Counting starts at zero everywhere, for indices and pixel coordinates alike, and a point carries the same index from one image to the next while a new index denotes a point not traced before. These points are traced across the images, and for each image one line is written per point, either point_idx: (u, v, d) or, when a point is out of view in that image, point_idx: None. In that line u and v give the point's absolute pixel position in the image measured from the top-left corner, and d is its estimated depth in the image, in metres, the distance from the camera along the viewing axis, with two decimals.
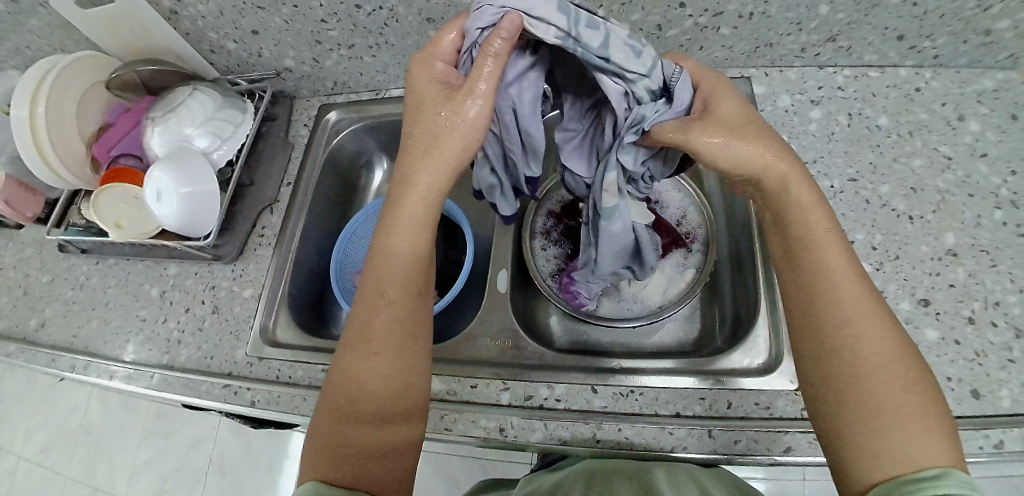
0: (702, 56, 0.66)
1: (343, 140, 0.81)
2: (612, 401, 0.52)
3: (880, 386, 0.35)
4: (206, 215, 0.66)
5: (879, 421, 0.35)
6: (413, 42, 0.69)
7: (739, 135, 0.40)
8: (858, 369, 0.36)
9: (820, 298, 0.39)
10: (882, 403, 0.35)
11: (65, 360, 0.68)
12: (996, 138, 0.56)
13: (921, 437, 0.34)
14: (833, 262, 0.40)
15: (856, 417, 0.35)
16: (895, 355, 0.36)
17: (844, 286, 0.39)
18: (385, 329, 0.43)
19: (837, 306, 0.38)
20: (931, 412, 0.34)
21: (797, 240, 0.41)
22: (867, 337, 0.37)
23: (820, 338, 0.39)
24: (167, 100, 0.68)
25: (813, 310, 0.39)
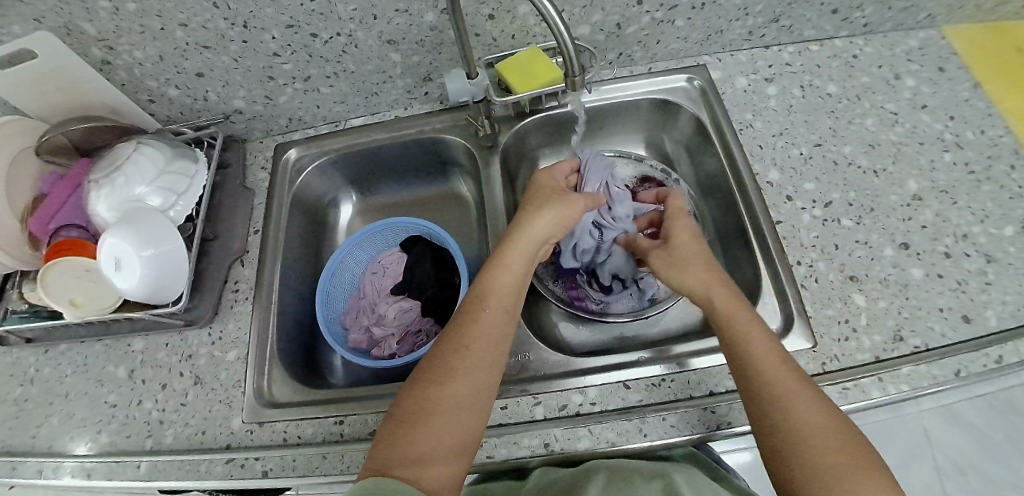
0: (659, 50, 0.69)
1: (308, 178, 0.76)
2: (646, 394, 0.51)
3: (821, 448, 0.39)
4: (173, 278, 0.59)
5: (831, 482, 0.37)
6: (374, 67, 0.67)
7: (679, 267, 0.53)
8: (799, 437, 0.40)
9: (749, 369, 0.44)
10: (825, 471, 0.38)
11: (28, 465, 0.59)
12: (930, 90, 0.63)
13: (868, 493, 0.36)
14: (754, 345, 0.45)
15: (805, 486, 0.38)
16: (826, 417, 0.41)
17: (767, 363, 0.44)
18: (475, 348, 0.46)
19: (770, 381, 0.43)
20: (873, 477, 0.37)
21: (729, 334, 0.47)
22: (797, 407, 0.41)
23: (761, 402, 0.42)
24: (108, 158, 0.61)
25: (748, 379, 0.44)
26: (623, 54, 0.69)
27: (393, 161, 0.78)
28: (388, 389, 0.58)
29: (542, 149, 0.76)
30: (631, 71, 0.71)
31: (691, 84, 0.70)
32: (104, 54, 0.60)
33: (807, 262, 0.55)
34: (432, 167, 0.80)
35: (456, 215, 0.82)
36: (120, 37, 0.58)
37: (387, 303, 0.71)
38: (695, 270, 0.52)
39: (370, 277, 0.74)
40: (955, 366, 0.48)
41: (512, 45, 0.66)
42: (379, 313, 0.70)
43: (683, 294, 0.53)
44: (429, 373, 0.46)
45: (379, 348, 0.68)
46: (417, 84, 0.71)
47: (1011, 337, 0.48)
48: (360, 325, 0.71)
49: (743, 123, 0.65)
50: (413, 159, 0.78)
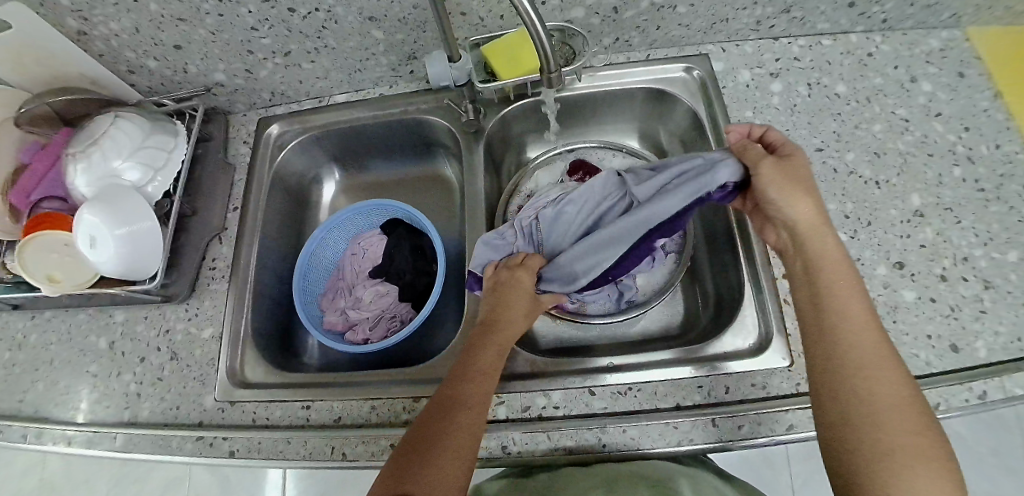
0: (659, 36, 0.65)
1: (289, 156, 0.75)
2: (610, 402, 0.50)
3: (895, 422, 0.36)
4: (150, 255, 0.60)
5: (896, 457, 0.35)
6: (355, 44, 0.64)
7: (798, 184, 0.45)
8: (882, 415, 0.37)
9: (835, 329, 0.41)
10: (899, 448, 0.35)
11: (12, 430, 0.61)
12: (947, 97, 0.60)
13: (933, 479, 0.34)
14: (849, 304, 0.42)
15: (878, 461, 0.35)
16: (904, 396, 0.38)
17: (861, 326, 0.41)
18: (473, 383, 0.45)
19: (851, 351, 0.40)
20: (943, 464, 0.35)
21: (823, 288, 0.43)
22: (883, 379, 0.38)
23: (834, 364, 0.40)
24: (85, 132, 0.61)
25: (829, 342, 0.41)
26: (619, 40, 0.65)
27: (376, 140, 0.76)
28: (356, 377, 0.58)
29: (531, 135, 0.73)
30: (627, 57, 0.67)
31: (690, 75, 0.66)
32: (79, 25, 0.59)
33: None
34: (417, 148, 0.78)
35: (441, 199, 0.80)
36: (94, 8, 0.57)
37: (364, 286, 0.71)
38: (811, 200, 0.45)
39: (349, 259, 0.74)
40: (937, 399, 0.46)
41: (499, 26, 0.62)
42: (357, 296, 0.70)
43: (780, 219, 0.46)
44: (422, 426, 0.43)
45: (353, 332, 0.68)
46: (401, 62, 0.68)
47: (999, 372, 0.46)
48: (337, 307, 0.71)
49: (741, 121, 0.62)
50: (398, 139, 0.76)
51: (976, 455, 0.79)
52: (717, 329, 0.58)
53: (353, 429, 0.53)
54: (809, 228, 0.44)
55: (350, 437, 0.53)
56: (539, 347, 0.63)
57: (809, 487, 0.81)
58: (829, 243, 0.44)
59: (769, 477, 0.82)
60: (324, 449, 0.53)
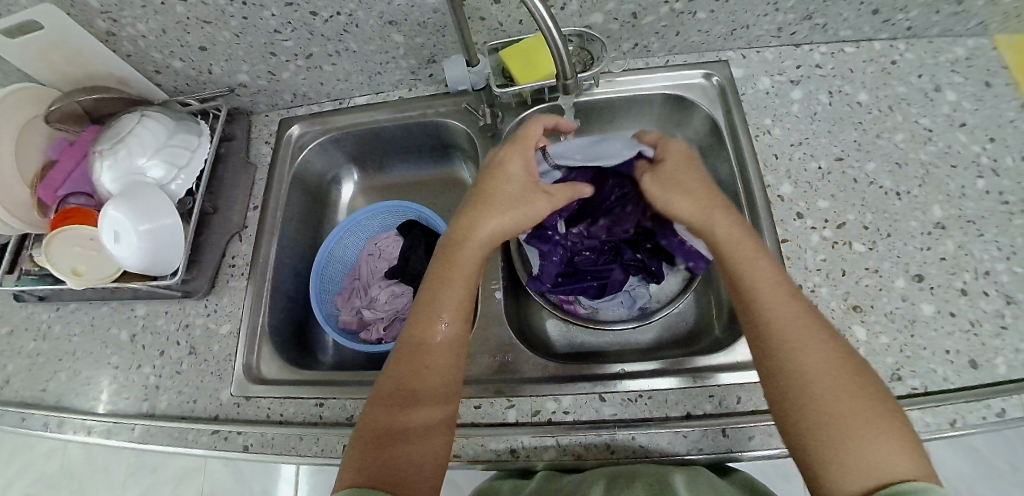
0: (678, 42, 0.65)
1: (310, 156, 0.76)
2: (621, 408, 0.50)
3: (830, 395, 0.37)
4: (172, 250, 0.61)
5: (843, 434, 0.35)
6: (375, 47, 0.65)
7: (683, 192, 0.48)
8: (811, 389, 0.37)
9: (764, 316, 0.41)
10: (840, 419, 0.36)
11: (36, 418, 0.63)
12: (972, 107, 0.59)
13: (889, 449, 0.34)
14: (766, 282, 0.43)
15: (819, 437, 0.36)
16: (838, 364, 0.38)
17: (777, 302, 0.41)
18: (430, 370, 0.46)
19: (777, 331, 0.40)
20: (898, 435, 0.35)
21: (738, 274, 0.44)
22: (813, 355, 0.38)
23: (775, 355, 0.40)
24: (113, 130, 0.62)
25: (767, 328, 0.41)
26: (638, 45, 0.65)
27: (394, 142, 0.77)
28: (369, 376, 0.59)
29: None
30: (646, 63, 0.67)
31: (709, 81, 0.65)
32: (109, 26, 0.61)
33: (810, 286, 0.53)
34: (434, 150, 0.79)
35: (457, 201, 0.80)
36: (123, 10, 0.58)
37: (379, 286, 0.71)
38: (725, 213, 0.46)
39: (365, 259, 0.75)
40: (953, 416, 0.45)
41: (519, 30, 0.62)
42: (371, 296, 0.71)
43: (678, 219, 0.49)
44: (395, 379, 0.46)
45: (367, 331, 0.69)
46: (420, 66, 0.69)
47: (1019, 389, 0.45)
48: (352, 306, 0.72)
49: (760, 129, 0.61)
50: (416, 141, 0.77)
51: (995, 473, 0.78)
52: (731, 338, 0.58)
53: None
54: (703, 222, 0.46)
55: None
56: (551, 351, 0.64)
57: None
58: (722, 225, 0.45)
59: (782, 487, 0.81)
60: (336, 446, 0.54)
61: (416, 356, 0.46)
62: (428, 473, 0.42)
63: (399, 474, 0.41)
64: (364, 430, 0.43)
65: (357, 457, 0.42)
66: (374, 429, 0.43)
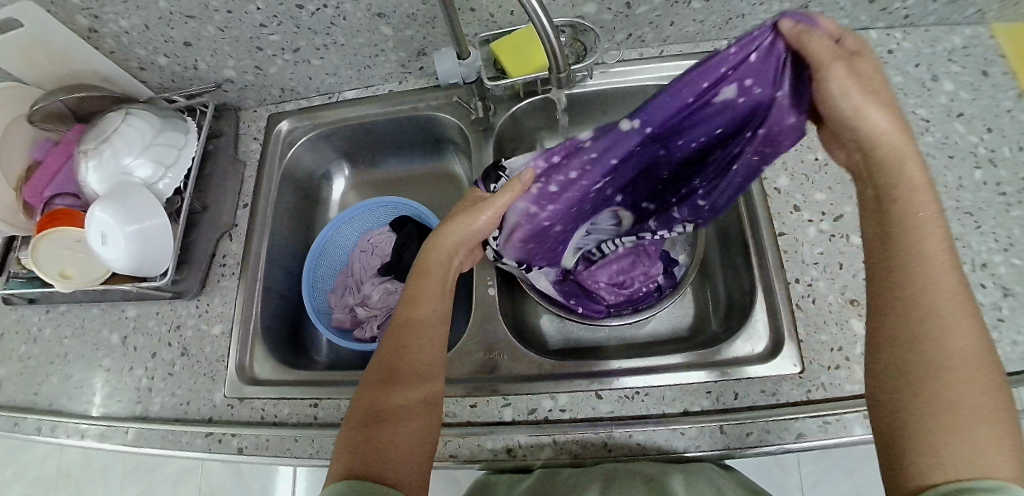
0: (672, 33, 0.64)
1: (299, 152, 0.75)
2: (617, 405, 0.50)
3: (974, 392, 0.31)
4: (160, 252, 0.60)
5: (957, 421, 0.30)
6: (364, 40, 0.64)
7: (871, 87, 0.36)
8: (942, 360, 0.32)
9: (908, 290, 0.34)
10: (962, 407, 0.30)
11: (29, 422, 0.63)
12: (969, 96, 0.58)
13: (989, 449, 0.29)
14: (932, 247, 0.35)
15: (941, 414, 0.31)
16: (979, 356, 0.32)
17: (933, 264, 0.34)
18: (415, 352, 0.45)
19: (926, 285, 0.34)
20: (1002, 427, 0.30)
21: (898, 204, 0.37)
22: (953, 335, 0.32)
23: (898, 330, 0.34)
24: (98, 129, 0.61)
25: (903, 301, 0.34)
26: (632, 36, 0.64)
27: (386, 137, 0.76)
28: (364, 375, 0.58)
29: (540, 131, 0.72)
30: (641, 54, 0.66)
31: None
32: (90, 23, 0.59)
33: (807, 280, 0.53)
34: (426, 145, 0.78)
35: (449, 196, 0.80)
36: (104, 6, 0.57)
37: (373, 284, 0.71)
38: (890, 115, 0.37)
39: (358, 256, 0.74)
40: None
41: (510, 21, 0.61)
42: (365, 294, 0.70)
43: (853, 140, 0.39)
44: (382, 361, 0.45)
45: (361, 330, 0.68)
46: (410, 58, 0.68)
47: (1016, 381, 0.45)
48: (345, 305, 0.71)
49: None
50: (407, 135, 0.75)
51: None
52: (727, 333, 0.57)
53: None
54: (888, 151, 0.37)
55: None
56: (546, 347, 0.63)
57: (821, 486, 0.80)
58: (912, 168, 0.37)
59: (778, 476, 0.81)
60: (331, 447, 0.53)
61: (391, 351, 0.45)
62: (418, 465, 0.40)
63: (387, 458, 0.39)
64: (354, 417, 0.42)
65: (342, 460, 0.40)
66: (361, 417, 0.42)
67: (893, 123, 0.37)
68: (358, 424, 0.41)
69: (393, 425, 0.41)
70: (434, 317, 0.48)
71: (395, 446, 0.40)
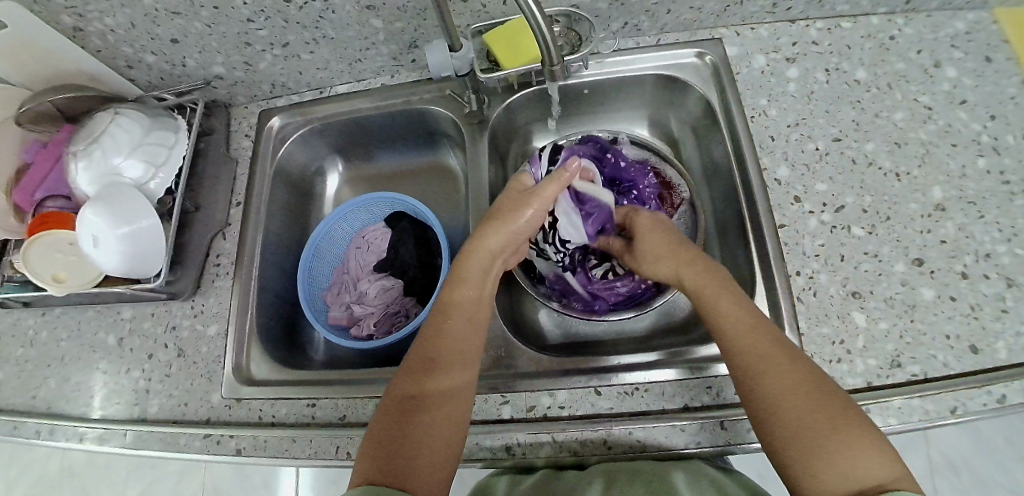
0: (669, 21, 0.62)
1: (292, 148, 0.74)
2: (617, 402, 0.49)
3: (802, 406, 0.37)
4: (153, 253, 0.59)
5: (812, 444, 0.35)
6: (354, 34, 0.62)
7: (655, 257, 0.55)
8: (777, 397, 0.38)
9: (727, 339, 0.43)
10: (816, 426, 0.35)
11: (27, 426, 0.63)
12: (973, 83, 0.57)
13: (858, 459, 0.34)
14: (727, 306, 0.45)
15: (806, 438, 0.35)
16: (809, 375, 0.38)
17: (735, 315, 0.43)
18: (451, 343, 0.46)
19: (735, 327, 0.43)
20: (861, 432, 0.35)
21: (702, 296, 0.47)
22: (774, 366, 0.39)
23: (740, 380, 0.40)
24: (86, 130, 0.60)
25: (739, 353, 0.41)
26: (628, 24, 0.63)
27: (379, 131, 0.75)
28: (362, 374, 0.58)
29: (536, 124, 0.71)
30: (637, 43, 0.65)
31: (702, 60, 0.63)
32: (74, 21, 0.58)
33: (808, 272, 0.52)
34: (421, 139, 0.77)
35: (445, 190, 0.79)
36: (87, 3, 0.56)
37: (369, 281, 0.70)
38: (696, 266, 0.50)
39: (354, 253, 0.73)
40: (953, 403, 0.45)
41: (503, 11, 0.60)
42: (361, 291, 0.70)
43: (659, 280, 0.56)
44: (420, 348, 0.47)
45: (358, 327, 0.67)
46: (402, 51, 0.66)
47: (1020, 373, 0.45)
48: (341, 303, 0.70)
49: (755, 110, 0.59)
50: (400, 129, 0.74)
51: (988, 446, 0.78)
52: None
53: (357, 428, 0.53)
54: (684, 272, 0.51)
55: (354, 437, 0.52)
56: (545, 343, 0.63)
57: None
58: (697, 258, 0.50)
59: None
60: (329, 448, 0.53)
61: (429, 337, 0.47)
62: (451, 450, 0.41)
63: (414, 446, 0.40)
64: (391, 401, 0.43)
65: (377, 441, 0.41)
66: (395, 403, 0.43)
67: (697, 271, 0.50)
68: (394, 409, 0.42)
69: (432, 409, 0.42)
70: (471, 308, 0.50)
71: (426, 434, 0.41)
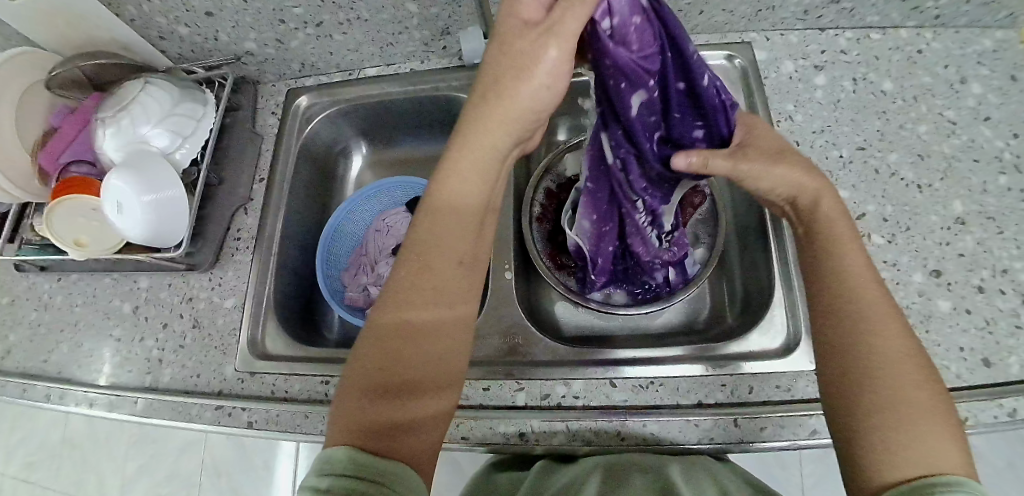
0: (701, 22, 0.63)
1: (317, 127, 0.74)
2: (632, 394, 0.50)
3: (903, 386, 0.35)
4: (176, 223, 0.60)
5: (902, 420, 0.34)
6: (388, 17, 0.63)
7: (785, 163, 0.42)
8: (886, 375, 0.35)
9: (841, 305, 0.39)
10: (904, 409, 0.34)
11: (40, 388, 0.64)
12: (997, 101, 0.58)
13: (938, 444, 0.33)
14: (858, 270, 0.40)
15: (889, 416, 0.34)
16: (916, 359, 0.36)
17: (864, 281, 0.39)
18: (439, 317, 0.39)
19: (860, 293, 0.39)
20: (944, 421, 0.34)
21: (824, 244, 0.42)
22: (891, 341, 0.37)
23: (841, 343, 0.38)
24: (115, 97, 0.61)
25: (855, 315, 0.38)
26: None
27: (404, 116, 0.75)
28: None
29: (561, 118, 0.72)
30: None
31: (731, 63, 0.64)
32: None
33: None
34: (444, 126, 0.77)
35: None
36: None
37: (387, 263, 0.71)
38: (828, 194, 0.43)
39: (373, 235, 0.73)
40: (966, 414, 0.45)
41: None
42: (379, 273, 0.70)
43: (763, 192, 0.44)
44: (389, 317, 0.38)
45: None
46: (434, 37, 0.67)
47: None
48: (359, 284, 0.70)
49: (782, 114, 0.61)
50: (426, 115, 0.75)
51: (992, 469, 0.78)
52: (743, 326, 0.57)
53: None
54: (808, 196, 0.43)
55: None
56: (559, 333, 0.64)
57: (823, 487, 0.80)
58: (829, 205, 0.43)
59: (780, 475, 0.81)
60: None
61: (417, 293, 0.38)
62: (431, 446, 0.38)
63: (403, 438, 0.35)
64: (361, 383, 0.37)
65: (349, 421, 0.35)
66: (370, 381, 0.37)
67: (809, 178, 0.42)
68: (371, 390, 0.36)
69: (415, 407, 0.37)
70: (454, 266, 0.39)
71: (414, 426, 0.36)
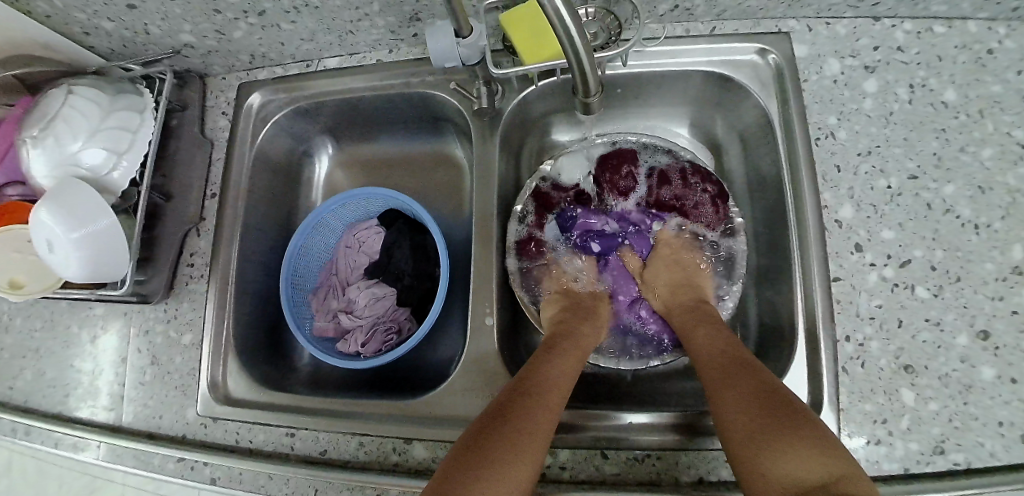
0: (729, 7, 0.52)
1: (273, 132, 0.65)
2: (625, 467, 0.45)
3: (740, 415, 0.38)
4: (113, 259, 0.53)
5: (753, 449, 0.36)
6: (343, 3, 0.52)
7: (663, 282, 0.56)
8: (723, 413, 0.39)
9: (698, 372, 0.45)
10: (755, 434, 0.36)
11: (4, 422, 0.61)
12: None
13: (802, 457, 0.34)
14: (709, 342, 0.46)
15: (741, 448, 0.37)
16: (760, 390, 0.39)
17: (702, 344, 0.46)
18: (544, 406, 0.41)
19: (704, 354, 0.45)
20: (812, 436, 0.35)
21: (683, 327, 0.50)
22: (725, 381, 0.41)
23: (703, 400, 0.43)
24: (38, 112, 0.52)
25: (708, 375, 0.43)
26: (678, 7, 0.52)
27: (377, 114, 0.66)
28: (348, 405, 0.52)
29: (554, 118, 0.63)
30: (687, 30, 0.55)
31: (763, 59, 0.53)
32: None
33: (859, 338, 0.45)
34: (423, 123, 0.68)
35: (452, 186, 0.71)
36: None
37: (358, 287, 0.64)
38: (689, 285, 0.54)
39: (343, 253, 0.67)
40: None
41: None
42: (350, 298, 0.63)
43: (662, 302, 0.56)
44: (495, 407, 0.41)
45: (345, 342, 0.61)
46: (401, 24, 0.57)
47: None
48: (328, 310, 0.65)
49: (822, 129, 0.51)
50: (403, 112, 0.66)
51: None
52: None
53: (336, 468, 0.49)
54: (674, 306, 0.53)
55: (334, 481, 0.49)
56: None
57: None
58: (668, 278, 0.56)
59: None
60: (306, 489, 0.50)
61: (520, 395, 0.41)
62: None
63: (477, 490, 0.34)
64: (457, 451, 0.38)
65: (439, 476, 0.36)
66: (463, 446, 0.38)
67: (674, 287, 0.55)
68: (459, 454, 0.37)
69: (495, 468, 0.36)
70: (559, 381, 0.45)
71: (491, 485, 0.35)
